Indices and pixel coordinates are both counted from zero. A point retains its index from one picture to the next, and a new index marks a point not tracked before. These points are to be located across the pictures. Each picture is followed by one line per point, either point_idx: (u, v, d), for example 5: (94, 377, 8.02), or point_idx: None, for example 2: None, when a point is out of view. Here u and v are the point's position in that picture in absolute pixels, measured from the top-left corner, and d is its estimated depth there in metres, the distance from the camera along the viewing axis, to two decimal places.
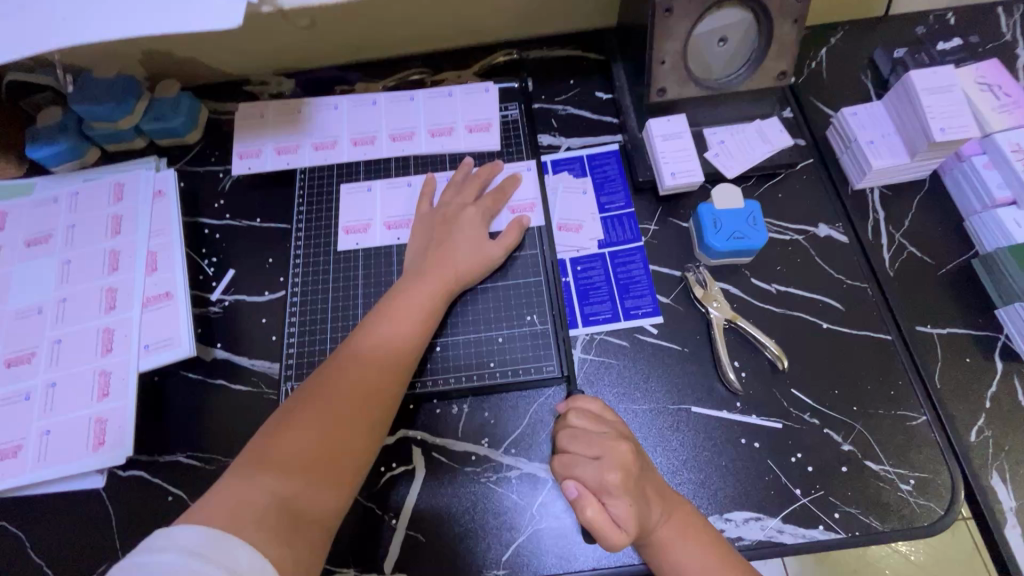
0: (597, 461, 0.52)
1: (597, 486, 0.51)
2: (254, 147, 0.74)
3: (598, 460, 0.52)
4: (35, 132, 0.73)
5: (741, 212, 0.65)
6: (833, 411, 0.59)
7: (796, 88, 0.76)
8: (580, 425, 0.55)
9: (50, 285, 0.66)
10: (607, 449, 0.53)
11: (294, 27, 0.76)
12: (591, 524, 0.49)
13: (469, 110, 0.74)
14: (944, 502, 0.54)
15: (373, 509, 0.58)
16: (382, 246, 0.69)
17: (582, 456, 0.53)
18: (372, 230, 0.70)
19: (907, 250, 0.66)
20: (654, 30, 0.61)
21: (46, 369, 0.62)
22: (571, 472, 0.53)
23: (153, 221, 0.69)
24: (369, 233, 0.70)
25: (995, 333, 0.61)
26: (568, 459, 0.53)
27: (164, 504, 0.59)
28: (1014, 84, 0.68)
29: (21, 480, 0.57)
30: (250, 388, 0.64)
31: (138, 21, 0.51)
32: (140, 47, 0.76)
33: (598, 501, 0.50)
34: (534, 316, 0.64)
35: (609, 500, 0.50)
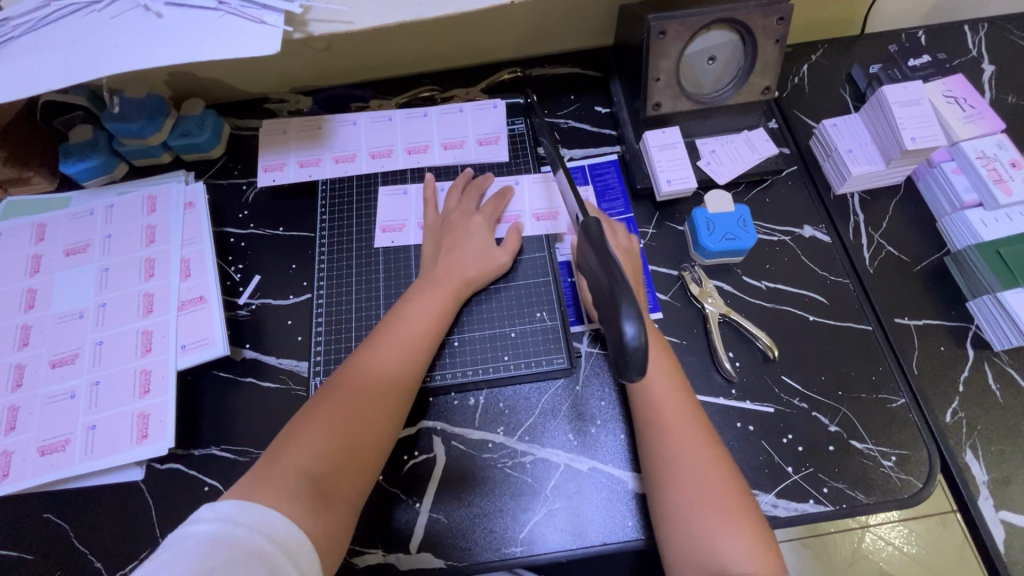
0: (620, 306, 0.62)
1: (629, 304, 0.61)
2: (278, 161, 0.78)
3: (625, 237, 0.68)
4: (69, 148, 0.78)
5: (732, 215, 0.71)
6: (820, 396, 0.64)
7: (781, 101, 0.82)
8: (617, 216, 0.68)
9: (90, 291, 0.70)
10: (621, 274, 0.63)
11: (313, 49, 0.82)
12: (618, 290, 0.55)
13: (479, 124, 0.79)
14: (923, 476, 0.60)
15: (398, 494, 0.63)
16: (414, 245, 0.74)
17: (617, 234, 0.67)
18: (407, 230, 0.75)
19: (885, 248, 0.71)
20: (650, 51, 0.67)
21: (90, 369, 0.66)
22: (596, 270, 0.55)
23: (186, 230, 0.74)
24: (404, 233, 0.75)
25: (966, 323, 0.67)
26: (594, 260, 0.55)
27: (201, 494, 0.63)
28: (977, 97, 0.75)
29: (68, 472, 0.61)
30: (278, 384, 0.69)
31: (184, 48, 0.56)
32: (168, 69, 0.81)
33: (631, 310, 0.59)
34: (543, 314, 0.69)
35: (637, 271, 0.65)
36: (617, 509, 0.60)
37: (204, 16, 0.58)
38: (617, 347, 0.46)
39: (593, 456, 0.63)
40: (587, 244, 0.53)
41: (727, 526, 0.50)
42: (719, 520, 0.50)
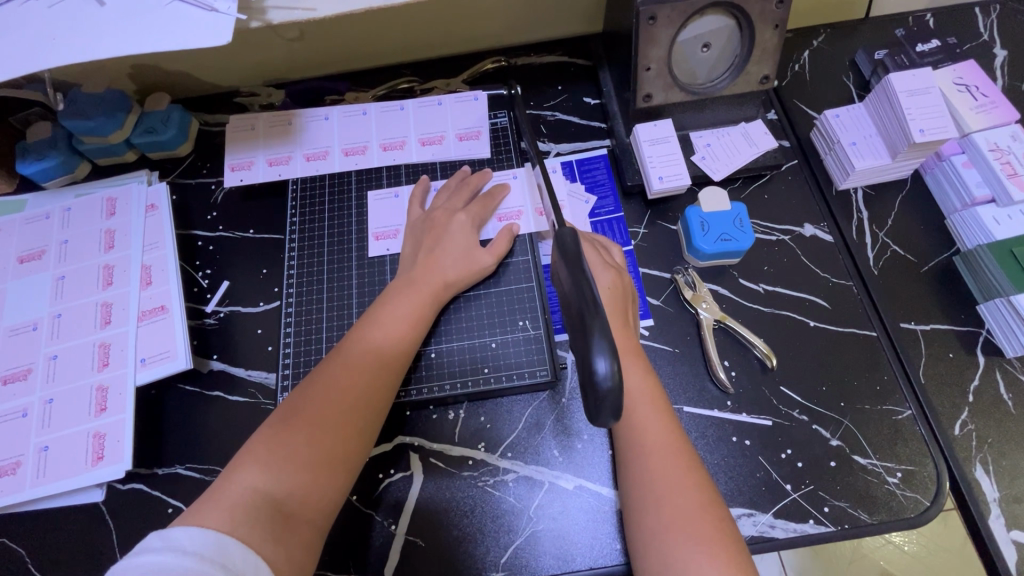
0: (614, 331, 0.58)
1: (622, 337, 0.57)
2: (245, 159, 0.74)
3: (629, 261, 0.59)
4: (25, 147, 0.73)
5: (727, 215, 0.66)
6: (821, 407, 0.60)
7: (780, 91, 0.77)
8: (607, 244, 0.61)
9: (44, 301, 0.66)
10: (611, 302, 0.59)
11: (282, 39, 0.77)
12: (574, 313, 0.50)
13: (460, 119, 0.75)
14: (930, 494, 0.56)
15: (373, 515, 0.59)
16: None
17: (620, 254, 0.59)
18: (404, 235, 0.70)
19: (891, 248, 0.67)
20: (639, 38, 0.62)
21: (43, 386, 0.62)
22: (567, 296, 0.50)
23: (147, 236, 0.70)
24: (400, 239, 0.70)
25: (977, 329, 0.63)
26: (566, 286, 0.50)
27: (164, 516, 0.60)
28: (990, 85, 0.70)
29: (21, 496, 0.58)
30: (247, 398, 0.65)
31: (127, 41, 0.52)
32: (129, 62, 0.76)
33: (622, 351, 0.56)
34: (526, 322, 0.65)
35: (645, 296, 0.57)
36: (603, 529, 0.57)
37: (150, 4, 0.53)
38: (588, 384, 0.42)
39: (579, 473, 0.59)
40: (562, 261, 0.49)
41: (705, 563, 0.45)
42: (699, 555, 0.46)
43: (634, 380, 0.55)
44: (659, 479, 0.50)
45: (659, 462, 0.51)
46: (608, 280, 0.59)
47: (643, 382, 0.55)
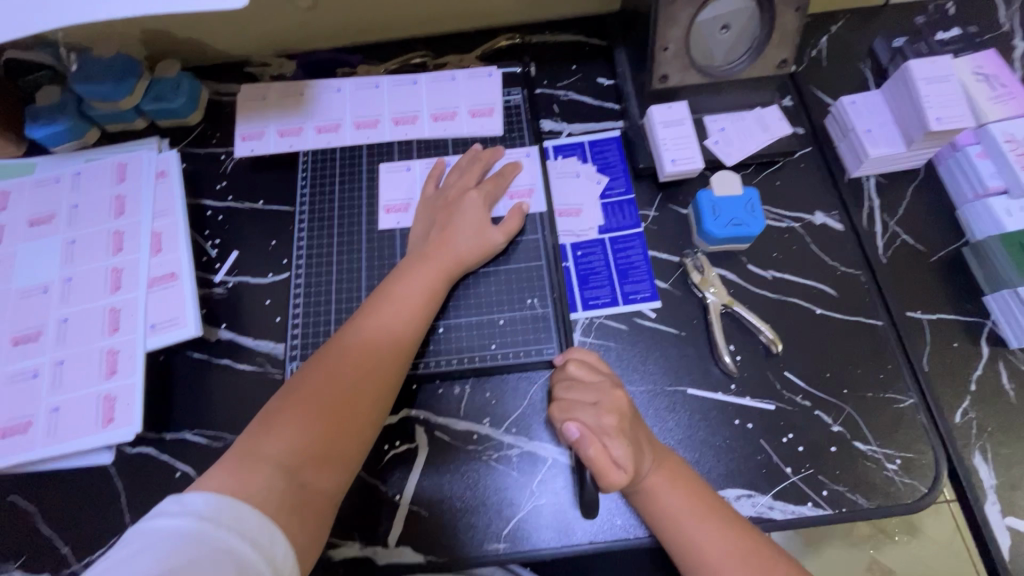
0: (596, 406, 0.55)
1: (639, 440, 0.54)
2: (256, 129, 0.74)
3: (596, 407, 0.55)
4: (35, 111, 0.72)
5: (739, 200, 0.66)
6: (824, 393, 0.61)
7: (797, 75, 0.76)
8: (576, 376, 0.58)
9: (54, 265, 0.66)
10: (603, 394, 0.55)
11: (294, 7, 0.76)
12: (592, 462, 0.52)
13: (473, 95, 0.74)
14: (928, 480, 0.57)
15: (379, 486, 0.60)
16: None
17: (580, 402, 0.56)
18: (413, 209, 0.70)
19: (901, 238, 0.67)
20: (658, 17, 0.61)
21: (54, 348, 0.62)
22: (571, 416, 0.55)
23: (157, 203, 0.70)
24: (410, 212, 0.70)
25: (982, 320, 0.63)
26: (566, 404, 0.56)
27: (172, 480, 0.61)
28: (1010, 74, 0.69)
29: (31, 456, 0.59)
30: (255, 367, 0.65)
31: (143, 0, 0.51)
32: (139, 27, 0.76)
33: (600, 442, 0.53)
34: (534, 300, 0.65)
35: (610, 441, 0.52)
36: (604, 505, 0.58)
37: None
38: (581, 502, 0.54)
39: None
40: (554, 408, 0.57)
41: None
42: None
43: (682, 513, 0.51)
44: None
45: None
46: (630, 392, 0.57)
47: (687, 500, 0.52)
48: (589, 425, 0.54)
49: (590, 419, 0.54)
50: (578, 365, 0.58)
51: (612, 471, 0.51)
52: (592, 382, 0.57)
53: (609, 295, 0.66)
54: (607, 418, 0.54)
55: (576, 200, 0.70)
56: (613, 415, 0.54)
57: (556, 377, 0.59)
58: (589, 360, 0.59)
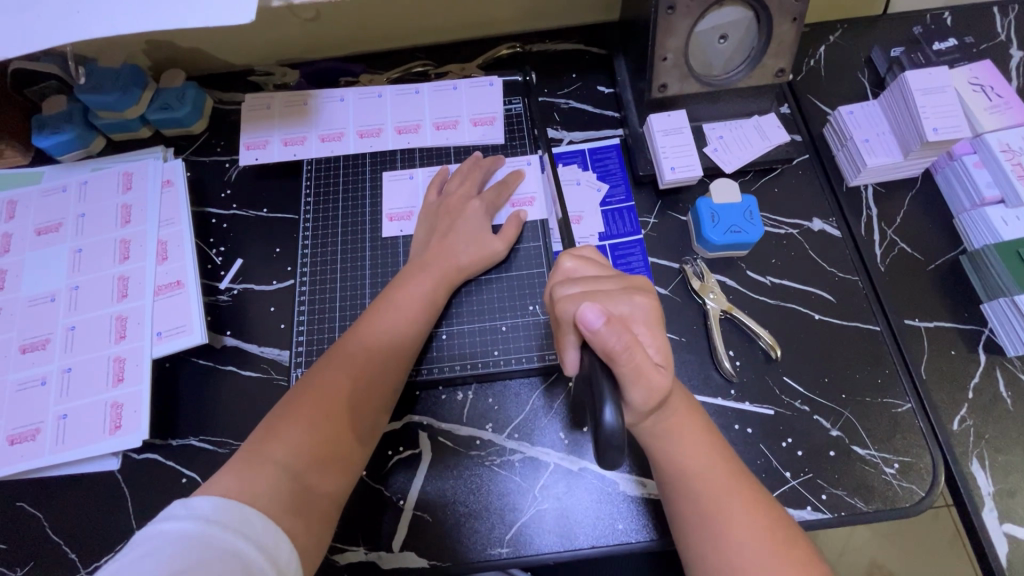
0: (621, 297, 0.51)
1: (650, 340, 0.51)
2: (261, 139, 0.74)
3: (621, 289, 0.52)
4: (42, 119, 0.73)
5: (738, 207, 0.67)
6: (823, 398, 0.61)
7: (795, 84, 0.77)
8: (576, 270, 0.55)
9: (62, 273, 0.67)
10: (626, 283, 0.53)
11: (299, 19, 0.77)
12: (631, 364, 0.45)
13: (474, 104, 0.75)
14: (926, 485, 0.57)
15: (382, 491, 0.61)
16: None
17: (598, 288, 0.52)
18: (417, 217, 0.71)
19: (898, 245, 0.68)
20: (658, 27, 0.62)
21: (61, 356, 0.63)
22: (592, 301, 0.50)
23: (163, 211, 0.71)
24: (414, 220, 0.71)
25: (979, 327, 0.64)
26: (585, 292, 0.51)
27: (178, 486, 0.61)
28: (1005, 85, 0.70)
29: (39, 462, 0.59)
30: (260, 374, 0.66)
31: (151, 16, 0.52)
32: (145, 37, 0.77)
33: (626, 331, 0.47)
34: (536, 307, 0.66)
35: (641, 330, 0.50)
36: (606, 510, 0.59)
37: None
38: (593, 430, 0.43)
39: (582, 456, 0.61)
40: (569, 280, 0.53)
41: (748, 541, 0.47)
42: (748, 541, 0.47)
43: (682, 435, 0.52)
44: (740, 545, 0.47)
45: (738, 531, 0.48)
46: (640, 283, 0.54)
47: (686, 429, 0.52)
48: (620, 313, 0.50)
49: (619, 303, 0.50)
50: (577, 262, 0.55)
51: (648, 367, 0.46)
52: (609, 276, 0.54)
53: None
54: (638, 300, 0.51)
55: (576, 207, 0.71)
56: (643, 296, 0.51)
57: (556, 278, 0.55)
58: (584, 254, 0.56)
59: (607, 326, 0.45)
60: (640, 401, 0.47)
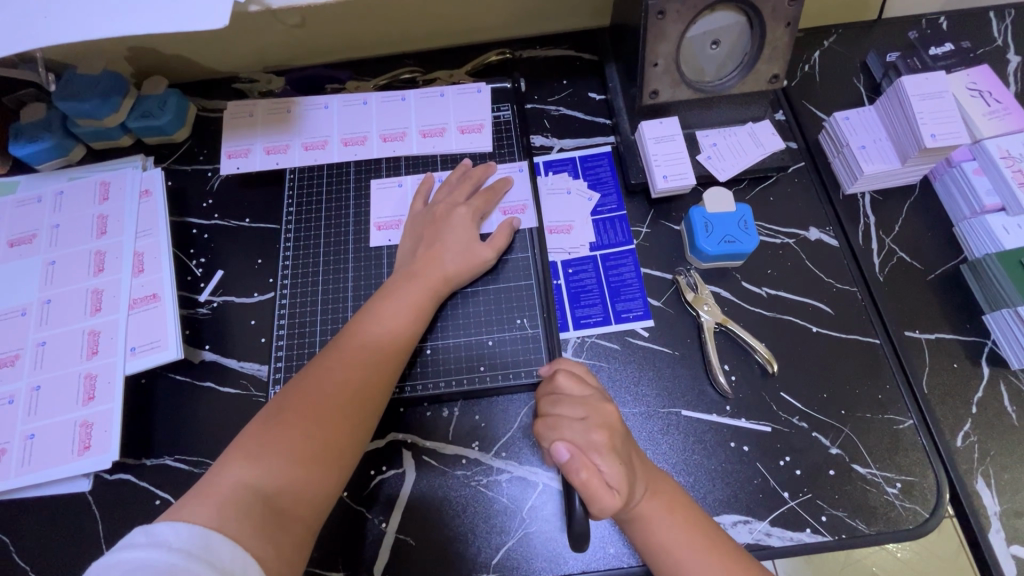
0: (584, 422, 0.52)
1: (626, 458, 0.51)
2: (242, 146, 0.73)
3: (583, 422, 0.52)
4: (18, 128, 0.71)
5: (732, 216, 0.65)
6: (821, 415, 0.59)
7: (789, 90, 0.76)
8: (564, 389, 0.55)
9: (34, 286, 0.65)
10: (591, 410, 0.52)
11: (283, 25, 0.75)
12: (584, 487, 0.48)
13: (462, 111, 0.73)
14: (930, 506, 0.55)
15: (365, 513, 0.58)
16: None
17: (567, 418, 0.52)
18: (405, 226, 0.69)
19: (897, 255, 0.66)
20: (648, 33, 0.61)
21: (31, 372, 0.61)
22: (559, 434, 0.52)
23: (140, 221, 0.68)
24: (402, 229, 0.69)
25: (981, 339, 0.61)
26: (554, 421, 0.52)
27: (152, 508, 0.59)
28: (1004, 91, 0.68)
29: (6, 484, 0.57)
30: (238, 390, 0.64)
31: (120, 21, 0.49)
32: (126, 44, 0.75)
33: (590, 462, 0.49)
34: (524, 319, 0.64)
35: (600, 461, 0.49)
36: (597, 533, 0.56)
37: None
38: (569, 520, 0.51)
39: None
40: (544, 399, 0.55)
41: None
42: None
43: (670, 534, 0.50)
44: None
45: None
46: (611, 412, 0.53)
47: (678, 530, 0.50)
48: (577, 442, 0.51)
49: (579, 436, 0.51)
50: (569, 377, 0.55)
51: (607, 495, 0.48)
52: (579, 396, 0.54)
53: (601, 314, 0.65)
54: (596, 433, 0.51)
55: (566, 217, 0.69)
56: (603, 430, 0.51)
57: (544, 390, 0.56)
58: (578, 371, 0.56)
59: (571, 460, 0.49)
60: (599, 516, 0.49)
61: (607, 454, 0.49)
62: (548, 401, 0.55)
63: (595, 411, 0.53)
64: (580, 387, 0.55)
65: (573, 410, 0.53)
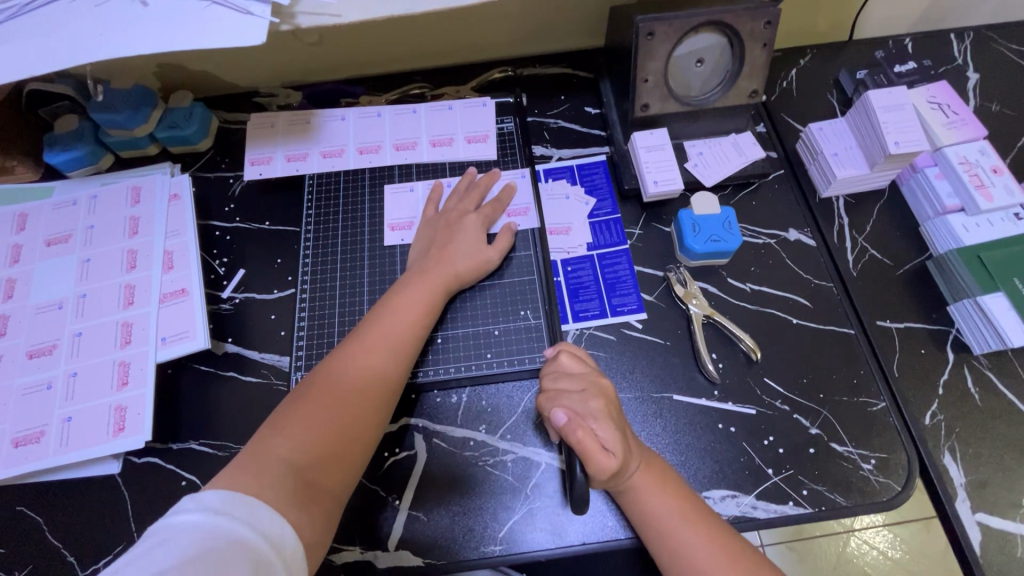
0: (582, 393, 0.58)
1: (620, 426, 0.57)
2: (265, 155, 0.79)
3: (582, 393, 0.58)
4: (53, 137, 0.76)
5: (718, 218, 0.71)
6: (802, 398, 0.64)
7: (768, 104, 0.82)
8: (566, 366, 0.61)
9: (70, 282, 0.69)
10: (588, 383, 0.59)
11: (302, 43, 0.82)
12: (581, 447, 0.53)
13: (468, 123, 0.79)
14: (902, 479, 0.60)
15: (378, 491, 0.62)
16: None
17: (567, 391, 0.59)
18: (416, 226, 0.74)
19: (869, 253, 0.72)
20: (638, 52, 0.67)
21: (67, 361, 0.65)
22: (558, 403, 0.58)
23: (170, 223, 0.74)
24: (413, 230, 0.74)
25: (947, 328, 0.67)
26: (555, 394, 0.59)
27: (178, 488, 0.63)
28: (961, 104, 0.75)
29: (43, 464, 0.61)
30: (260, 379, 0.68)
31: (167, 38, 0.55)
32: (155, 61, 0.81)
33: (586, 427, 0.55)
34: (527, 312, 0.69)
35: (595, 425, 0.55)
36: (597, 509, 0.60)
37: (188, 5, 0.57)
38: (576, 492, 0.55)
39: None
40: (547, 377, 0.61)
41: None
42: None
43: (662, 504, 0.54)
44: None
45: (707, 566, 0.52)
46: (606, 386, 0.60)
47: (669, 501, 0.54)
48: (575, 410, 0.57)
49: (577, 403, 0.57)
50: (571, 357, 0.62)
51: (600, 453, 0.53)
52: (578, 373, 0.60)
53: (598, 307, 0.70)
54: (592, 402, 0.58)
55: (565, 220, 0.75)
56: (599, 398, 0.58)
57: (548, 369, 0.62)
58: (579, 352, 0.62)
59: (569, 424, 0.54)
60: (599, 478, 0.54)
61: (602, 419, 0.56)
62: (554, 380, 0.60)
63: (590, 385, 0.59)
64: (579, 363, 0.61)
65: (571, 384, 0.59)
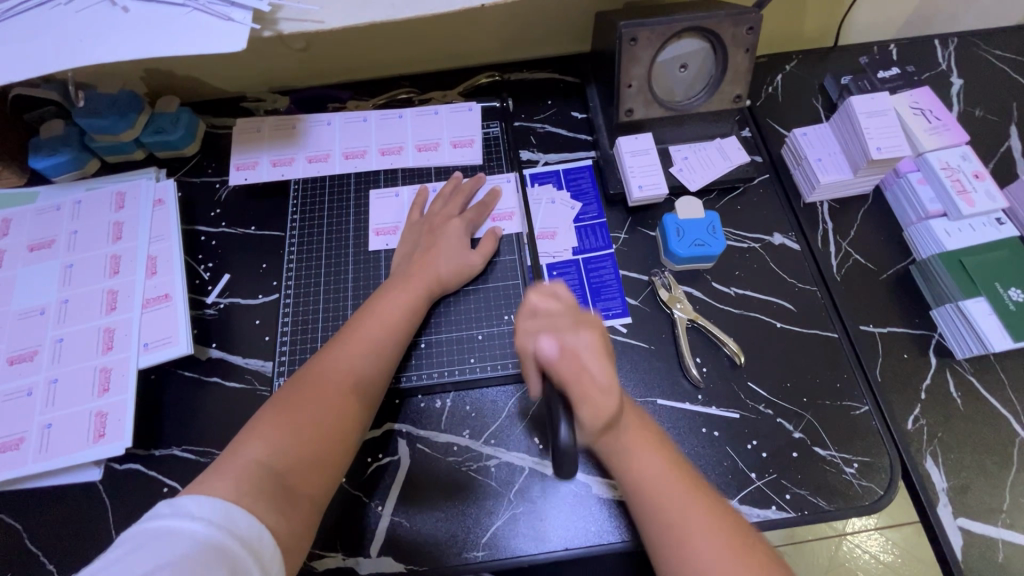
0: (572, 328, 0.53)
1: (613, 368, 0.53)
2: (250, 159, 0.78)
3: (569, 322, 0.53)
4: (38, 142, 0.77)
5: (702, 222, 0.71)
6: (785, 402, 0.64)
7: (754, 109, 0.83)
8: (538, 306, 0.55)
9: (52, 287, 0.69)
10: (578, 321, 0.54)
11: (289, 49, 0.82)
12: (576, 389, 0.49)
13: (454, 128, 0.79)
14: (884, 483, 0.60)
15: (361, 497, 0.62)
16: None
17: (551, 324, 0.53)
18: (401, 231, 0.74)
19: (853, 257, 0.72)
20: (622, 58, 0.67)
21: (48, 367, 0.65)
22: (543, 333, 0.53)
23: (154, 228, 0.73)
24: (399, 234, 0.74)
25: (929, 332, 0.67)
26: (535, 327, 0.53)
27: (160, 495, 0.62)
28: (943, 109, 0.76)
29: (22, 471, 0.60)
30: (243, 385, 0.68)
31: (148, 45, 0.55)
32: (141, 66, 0.81)
33: (578, 361, 0.50)
34: (512, 316, 0.69)
35: (590, 360, 0.51)
36: (580, 514, 0.60)
37: (169, 12, 0.57)
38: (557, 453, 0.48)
39: None
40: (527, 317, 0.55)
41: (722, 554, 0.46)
42: (720, 557, 0.46)
43: (652, 463, 0.52)
44: (708, 563, 0.46)
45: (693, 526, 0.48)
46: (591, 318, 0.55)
47: (660, 460, 0.52)
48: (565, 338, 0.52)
49: (569, 336, 0.52)
50: (541, 294, 0.56)
51: (598, 393, 0.50)
52: (555, 312, 0.55)
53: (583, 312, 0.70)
54: (585, 333, 0.52)
55: (548, 224, 0.75)
56: (591, 330, 0.53)
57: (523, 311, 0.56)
58: (554, 288, 0.57)
59: (560, 355, 0.50)
60: (589, 420, 0.50)
61: (596, 352, 0.51)
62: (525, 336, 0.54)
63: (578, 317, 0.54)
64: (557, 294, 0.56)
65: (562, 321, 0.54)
